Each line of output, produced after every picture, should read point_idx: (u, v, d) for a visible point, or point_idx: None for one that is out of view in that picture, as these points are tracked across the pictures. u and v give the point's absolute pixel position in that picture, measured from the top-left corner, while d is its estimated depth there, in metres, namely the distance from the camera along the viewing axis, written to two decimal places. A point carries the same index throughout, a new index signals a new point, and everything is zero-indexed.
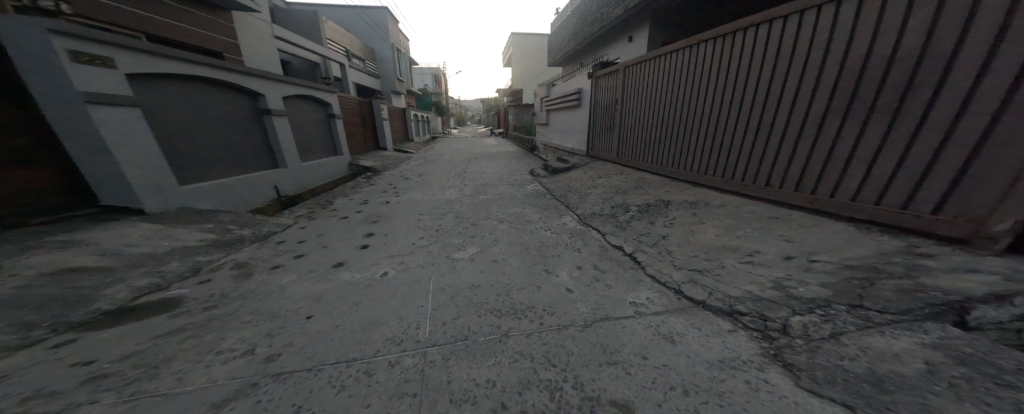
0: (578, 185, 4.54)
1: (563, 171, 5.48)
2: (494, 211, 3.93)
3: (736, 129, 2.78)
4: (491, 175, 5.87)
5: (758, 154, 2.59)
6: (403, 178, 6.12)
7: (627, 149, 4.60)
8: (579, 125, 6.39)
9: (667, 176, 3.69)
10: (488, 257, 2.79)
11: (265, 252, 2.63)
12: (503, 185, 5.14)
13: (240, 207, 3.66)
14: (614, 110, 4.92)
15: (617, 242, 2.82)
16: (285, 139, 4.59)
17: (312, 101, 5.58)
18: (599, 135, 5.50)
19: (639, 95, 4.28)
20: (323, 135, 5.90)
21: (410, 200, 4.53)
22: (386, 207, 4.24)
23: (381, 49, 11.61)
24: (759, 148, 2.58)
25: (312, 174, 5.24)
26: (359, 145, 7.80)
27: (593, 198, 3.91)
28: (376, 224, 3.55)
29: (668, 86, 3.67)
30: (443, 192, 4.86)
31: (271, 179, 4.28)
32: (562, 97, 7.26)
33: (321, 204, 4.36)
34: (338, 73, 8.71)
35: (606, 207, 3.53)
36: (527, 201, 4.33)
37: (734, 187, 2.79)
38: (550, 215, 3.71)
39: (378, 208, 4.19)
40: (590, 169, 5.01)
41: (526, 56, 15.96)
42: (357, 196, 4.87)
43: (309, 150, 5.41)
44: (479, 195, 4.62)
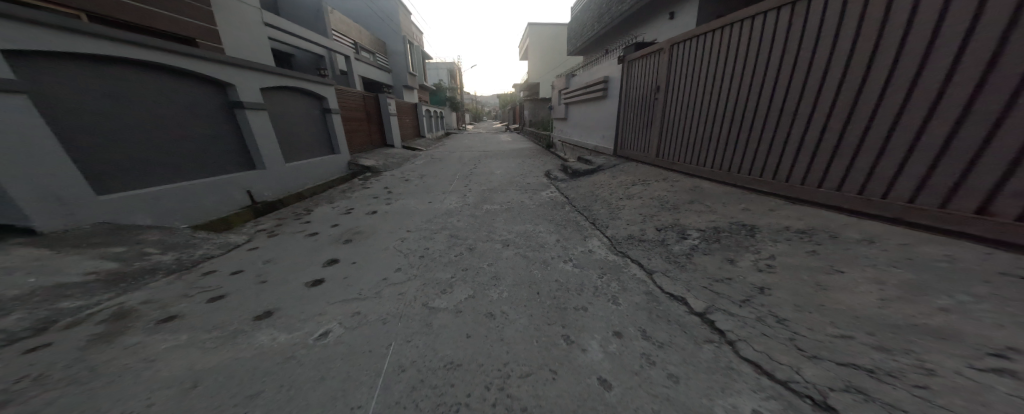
0: (607, 193, 3.54)
1: (587, 173, 4.48)
2: (498, 229, 3.05)
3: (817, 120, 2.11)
4: (500, 178, 4.97)
5: (903, 158, 1.69)
6: (403, 181, 5.36)
7: (661, 147, 3.74)
8: (605, 120, 5.34)
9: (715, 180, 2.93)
10: (482, 307, 1.92)
11: (172, 289, 1.90)
12: (513, 191, 4.24)
13: (189, 219, 3.01)
14: (652, 100, 3.87)
15: (676, 289, 1.84)
16: (263, 134, 3.92)
17: (301, 94, 4.92)
18: (630, 131, 4.44)
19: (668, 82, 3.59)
20: (316, 132, 5.25)
21: (401, 209, 3.73)
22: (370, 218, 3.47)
23: (392, 43, 11.10)
24: (904, 149, 1.69)
25: (298, 176, 4.60)
26: (362, 143, 7.19)
27: (629, 211, 2.92)
28: (347, 242, 2.77)
29: (710, 69, 3.00)
30: (440, 199, 4.05)
31: (241, 182, 3.64)
32: (584, 88, 6.25)
33: (297, 213, 3.61)
34: (343, 66, 8.19)
35: (651, 227, 2.53)
36: (541, 214, 3.40)
37: (889, 212, 1.73)
38: (572, 237, 2.77)
39: (359, 219, 3.42)
40: (623, 172, 3.98)
41: (545, 49, 14.94)
42: (343, 202, 4.13)
43: (298, 148, 4.77)
44: (482, 205, 3.75)
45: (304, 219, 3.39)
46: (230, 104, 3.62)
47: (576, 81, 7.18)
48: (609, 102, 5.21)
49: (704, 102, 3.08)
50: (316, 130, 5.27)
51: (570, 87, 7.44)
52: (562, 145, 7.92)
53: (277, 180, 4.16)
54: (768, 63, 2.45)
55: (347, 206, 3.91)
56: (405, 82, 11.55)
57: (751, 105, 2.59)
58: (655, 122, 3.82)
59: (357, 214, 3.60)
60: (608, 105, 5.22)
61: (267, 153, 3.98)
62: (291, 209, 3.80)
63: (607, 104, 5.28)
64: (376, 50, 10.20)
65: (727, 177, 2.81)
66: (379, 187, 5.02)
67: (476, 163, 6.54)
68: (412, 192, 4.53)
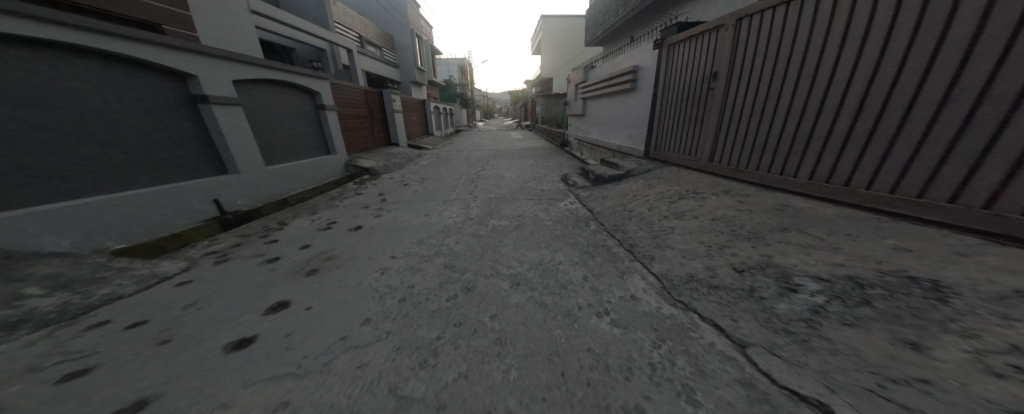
0: (646, 207, 2.73)
1: (615, 179, 3.62)
2: (506, 256, 2.35)
3: (946, 109, 1.48)
4: (511, 184, 4.24)
5: None
6: (401, 185, 4.63)
7: (699, 146, 3.07)
8: (634, 117, 4.46)
9: (780, 189, 2.26)
10: (476, 400, 1.22)
11: (20, 355, 1.29)
12: (525, 200, 3.53)
13: (128, 237, 2.38)
14: (706, 91, 2.97)
15: (805, 384, 1.05)
16: (236, 134, 3.15)
17: (289, 88, 4.17)
18: (670, 129, 3.55)
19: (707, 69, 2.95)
20: (308, 131, 4.51)
21: (388, 223, 3.05)
22: (351, 234, 2.81)
23: (401, 38, 10.64)
24: None
25: (286, 181, 3.85)
26: (361, 142, 6.53)
27: (681, 236, 2.13)
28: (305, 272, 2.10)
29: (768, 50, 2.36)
30: (439, 210, 3.37)
31: (206, 191, 2.92)
32: (608, 80, 5.41)
33: (266, 228, 2.87)
34: (346, 61, 7.58)
35: (724, 263, 1.74)
36: (561, 234, 2.67)
37: None
38: (605, 275, 2.03)
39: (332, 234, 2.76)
40: (665, 178, 3.12)
41: (561, 42, 14.08)
42: (325, 211, 3.36)
43: (287, 148, 4.06)
44: (487, 220, 3.04)
45: (273, 237, 2.65)
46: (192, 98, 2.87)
47: (597, 73, 6.36)
48: (641, 95, 4.32)
49: (794, 89, 2.17)
50: (308, 128, 4.53)
51: (589, 80, 6.64)
52: (579, 145, 7.10)
53: (257, 187, 3.41)
54: (932, 23, 1.52)
55: (328, 220, 3.13)
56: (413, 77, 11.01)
57: (888, 90, 1.68)
58: (711, 117, 2.93)
59: (336, 229, 2.92)
60: (640, 99, 4.32)
61: (242, 156, 3.23)
62: (265, 221, 3.09)
63: (638, 97, 4.38)
64: (382, 44, 9.71)
65: (839, 195, 1.89)
66: (374, 192, 4.28)
67: (484, 165, 5.82)
68: (408, 199, 3.83)
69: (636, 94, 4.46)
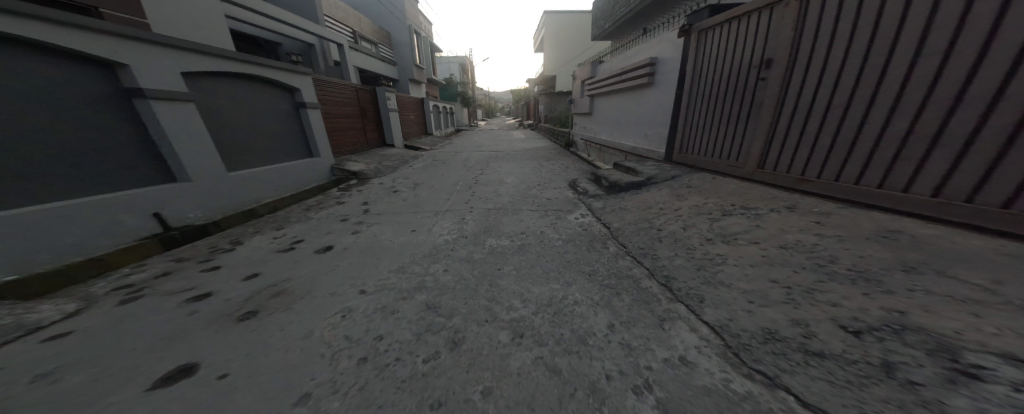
0: (679, 223, 2.17)
1: (634, 189, 3.03)
2: (507, 293, 1.84)
3: None
4: (512, 191, 3.70)
5: None
6: (393, 191, 3.97)
7: (745, 150, 2.49)
8: (654, 115, 3.85)
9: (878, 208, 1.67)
10: None
11: None
12: (528, 212, 3.01)
13: (19, 267, 1.76)
14: (758, 80, 2.38)
15: None
16: (183, 139, 2.51)
17: (262, 83, 3.45)
18: (702, 129, 2.97)
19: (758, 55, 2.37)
20: (286, 131, 3.77)
21: (361, 240, 2.50)
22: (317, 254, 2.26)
23: (398, 34, 10.16)
24: None
25: (255, 189, 3.20)
26: (351, 143, 5.81)
27: (738, 268, 1.58)
28: (236, 315, 1.56)
29: (857, 26, 1.77)
30: (427, 223, 2.84)
31: (144, 206, 2.30)
32: (619, 74, 4.87)
33: (214, 249, 2.23)
34: (337, 57, 6.97)
35: (821, 315, 1.18)
36: (573, 260, 2.14)
37: None
38: (638, 324, 1.49)
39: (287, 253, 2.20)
40: (698, 186, 2.54)
41: (564, 39, 13.60)
42: (288, 229, 2.65)
43: (261, 152, 3.36)
44: (483, 239, 2.51)
45: (214, 263, 2.02)
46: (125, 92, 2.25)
47: (606, 67, 5.80)
48: (662, 90, 3.70)
49: (907, 72, 1.56)
50: (286, 129, 3.78)
51: (598, 76, 6.10)
52: (586, 146, 6.56)
53: (213, 198, 2.76)
54: None
55: (283, 239, 2.45)
56: (411, 75, 10.53)
57: None
58: (761, 115, 2.35)
59: (302, 252, 2.26)
60: (662, 94, 3.71)
61: (194, 165, 2.59)
62: (218, 238, 2.44)
63: (659, 92, 3.77)
64: (378, 40, 9.23)
65: (1000, 220, 1.30)
66: (358, 200, 3.58)
67: (484, 168, 5.28)
68: (394, 208, 3.29)
69: (656, 88, 3.85)
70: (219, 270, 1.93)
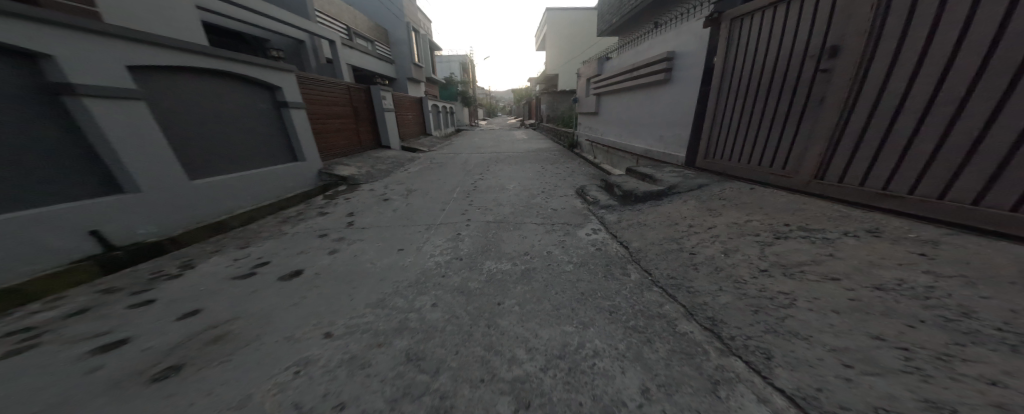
0: (717, 245, 1.76)
1: (662, 194, 2.55)
2: (509, 339, 1.46)
3: None
4: (514, 200, 3.31)
5: None
6: (383, 199, 3.56)
7: (801, 157, 2.05)
8: (671, 115, 3.42)
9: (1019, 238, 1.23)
10: None
11: None
12: (533, 226, 2.63)
13: None
14: (816, 72, 1.96)
15: None
16: (131, 141, 2.11)
17: (234, 80, 3.02)
18: (740, 132, 2.53)
19: (819, 42, 1.93)
20: (265, 134, 3.32)
21: (333, 260, 2.10)
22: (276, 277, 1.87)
23: (396, 31, 9.79)
24: None
25: (227, 197, 2.75)
26: (342, 146, 5.32)
27: (816, 314, 1.18)
28: (149, 374, 1.19)
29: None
30: (416, 240, 2.45)
31: (80, 223, 1.90)
32: (628, 70, 4.48)
33: (161, 275, 1.83)
34: (329, 54, 6.53)
35: (977, 400, 0.79)
36: (589, 292, 1.76)
37: None
38: (684, 390, 1.09)
39: (240, 279, 1.81)
40: (733, 199, 2.09)
41: (568, 36, 13.19)
42: (257, 246, 2.23)
43: (233, 157, 2.92)
44: (480, 262, 2.14)
45: (147, 295, 1.64)
46: (50, 89, 1.85)
47: (615, 64, 5.39)
48: (681, 86, 3.27)
49: None
50: (265, 131, 3.33)
51: (605, 73, 5.69)
52: (592, 147, 6.16)
53: (173, 209, 2.34)
54: None
55: (237, 258, 2.03)
56: (409, 74, 10.15)
57: None
58: (824, 114, 1.91)
59: (260, 275, 1.87)
60: (681, 91, 3.28)
61: (146, 172, 2.18)
62: (176, 260, 2.02)
63: (677, 88, 3.34)
64: (374, 37, 8.85)
65: None
66: (344, 210, 3.15)
67: (483, 172, 4.89)
68: (381, 219, 2.90)
69: (673, 84, 3.42)
70: (149, 307, 1.55)
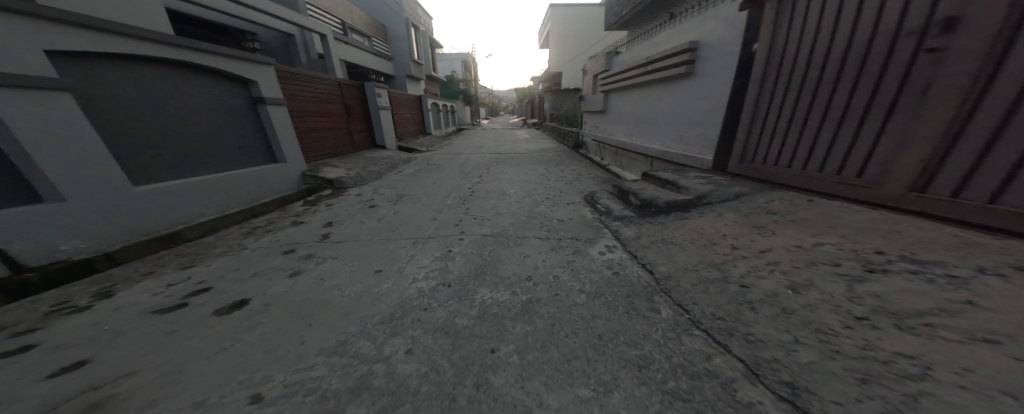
0: (778, 276, 1.35)
1: (691, 204, 2.13)
2: (507, 408, 1.06)
3: None
4: (515, 208, 2.90)
5: None
6: (369, 204, 3.17)
7: (890, 168, 1.56)
8: (694, 112, 3.00)
9: None
10: None
11: None
12: (536, 242, 2.23)
13: None
14: (915, 55, 1.46)
15: None
16: (44, 135, 1.72)
17: (197, 71, 2.63)
18: (792, 134, 2.05)
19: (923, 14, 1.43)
20: (235, 133, 2.93)
21: (290, 285, 1.70)
22: (209, 309, 1.48)
23: (394, 26, 9.41)
24: None
25: (180, 203, 2.38)
26: (331, 146, 4.95)
27: (974, 397, 0.77)
28: None
29: None
30: (396, 259, 2.06)
31: None
32: (640, 63, 4.07)
33: (65, 308, 1.45)
34: (320, 48, 6.13)
35: None
36: (610, 336, 1.36)
37: None
38: None
39: (166, 313, 1.44)
40: (788, 214, 1.67)
41: (571, 32, 12.79)
42: (202, 265, 1.84)
43: (189, 158, 2.54)
44: (472, 290, 1.75)
45: (31, 338, 1.26)
46: None
47: (625, 58, 4.97)
48: (707, 78, 2.85)
49: None
50: (235, 130, 2.93)
51: (614, 68, 5.27)
52: (599, 148, 5.74)
53: (109, 221, 1.98)
54: None
55: (172, 284, 1.65)
56: (407, 71, 9.79)
57: None
58: (930, 113, 1.41)
59: (189, 307, 1.48)
60: (705, 84, 2.86)
61: (71, 178, 1.81)
62: (94, 286, 1.63)
63: (701, 81, 2.92)
64: (371, 31, 8.48)
65: None
66: (323, 218, 2.72)
67: (482, 175, 4.50)
68: (361, 229, 2.50)
69: (696, 77, 3.00)
70: (24, 357, 1.17)
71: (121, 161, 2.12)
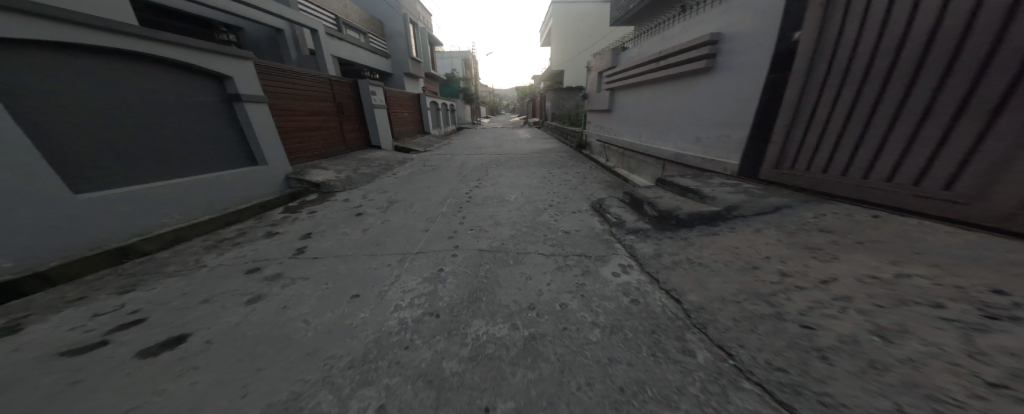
0: (852, 315, 1.06)
1: (719, 217, 1.83)
2: None
3: None
4: (515, 217, 2.62)
5: None
6: (355, 211, 2.89)
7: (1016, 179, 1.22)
8: (716, 111, 2.70)
9: None
10: None
11: None
12: (539, 260, 1.95)
13: None
14: None
15: None
16: None
17: (160, 65, 2.36)
18: (855, 137, 1.71)
19: None
20: (206, 133, 2.64)
21: (244, 314, 1.42)
22: (136, 349, 1.20)
23: (391, 22, 9.13)
24: None
25: (133, 213, 2.09)
26: (321, 146, 4.67)
27: None
28: None
29: None
30: (377, 279, 1.78)
31: None
32: (651, 59, 3.77)
33: None
34: (312, 44, 5.86)
35: None
36: (634, 388, 1.07)
37: None
38: None
39: (77, 355, 1.16)
40: (849, 234, 1.37)
41: (573, 29, 12.48)
42: (144, 289, 1.56)
43: (148, 161, 2.26)
44: (464, 322, 1.47)
45: None
46: None
47: (633, 54, 4.67)
48: (732, 73, 2.56)
49: None
50: (207, 130, 2.65)
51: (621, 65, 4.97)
52: (604, 149, 5.45)
53: (45, 236, 1.72)
54: None
55: (99, 314, 1.38)
56: (405, 68, 9.50)
57: None
58: None
59: (111, 346, 1.20)
60: (730, 80, 2.57)
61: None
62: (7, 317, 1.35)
63: (724, 77, 2.63)
64: (367, 27, 8.19)
65: None
66: (303, 228, 2.43)
67: (481, 178, 4.21)
68: (341, 241, 2.21)
69: (718, 73, 2.70)
70: None
71: (58, 166, 1.85)
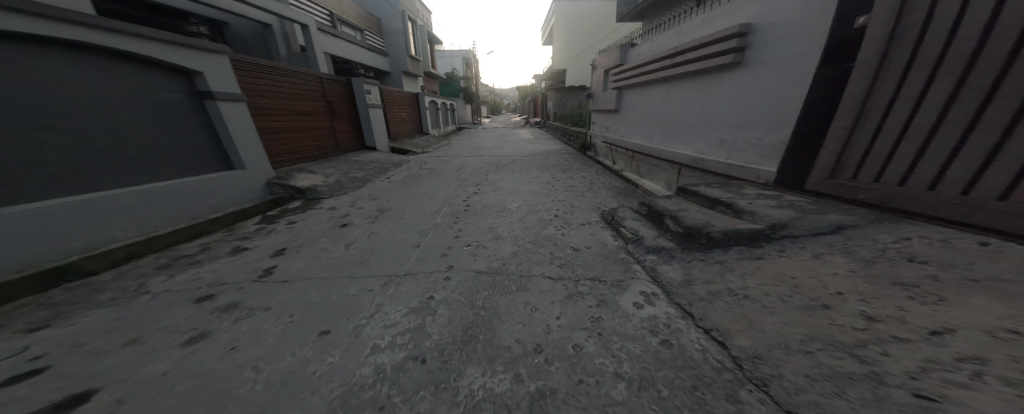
0: (993, 386, 0.75)
1: (762, 237, 1.54)
2: None
3: None
4: (518, 231, 2.32)
5: None
6: (340, 222, 2.60)
7: None
8: (749, 111, 2.40)
9: None
10: None
11: None
12: (547, 286, 1.65)
13: None
14: None
15: None
16: None
17: (114, 58, 2.07)
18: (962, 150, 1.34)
19: None
20: (171, 135, 2.36)
21: (177, 361, 1.13)
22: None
23: (389, 20, 8.86)
24: None
25: (72, 231, 1.80)
26: (309, 148, 4.38)
27: None
28: None
29: None
30: (354, 309, 1.49)
31: None
32: (664, 55, 3.47)
33: None
34: (302, 41, 5.59)
35: None
36: None
37: None
38: None
39: None
40: (949, 266, 1.08)
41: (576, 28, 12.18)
42: (61, 325, 1.28)
43: (99, 167, 1.98)
44: (456, 371, 1.17)
45: None
46: None
47: (643, 50, 4.37)
48: (768, 69, 2.25)
49: None
50: (171, 131, 2.36)
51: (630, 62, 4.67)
52: (611, 151, 5.14)
53: None
54: None
55: None
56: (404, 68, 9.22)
57: None
58: None
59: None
60: (766, 76, 2.27)
61: None
62: None
63: (758, 73, 2.33)
64: (364, 24, 7.92)
65: None
66: (277, 242, 2.14)
67: (480, 183, 3.91)
68: (317, 259, 1.92)
69: (749, 68, 2.40)
70: None
71: None
